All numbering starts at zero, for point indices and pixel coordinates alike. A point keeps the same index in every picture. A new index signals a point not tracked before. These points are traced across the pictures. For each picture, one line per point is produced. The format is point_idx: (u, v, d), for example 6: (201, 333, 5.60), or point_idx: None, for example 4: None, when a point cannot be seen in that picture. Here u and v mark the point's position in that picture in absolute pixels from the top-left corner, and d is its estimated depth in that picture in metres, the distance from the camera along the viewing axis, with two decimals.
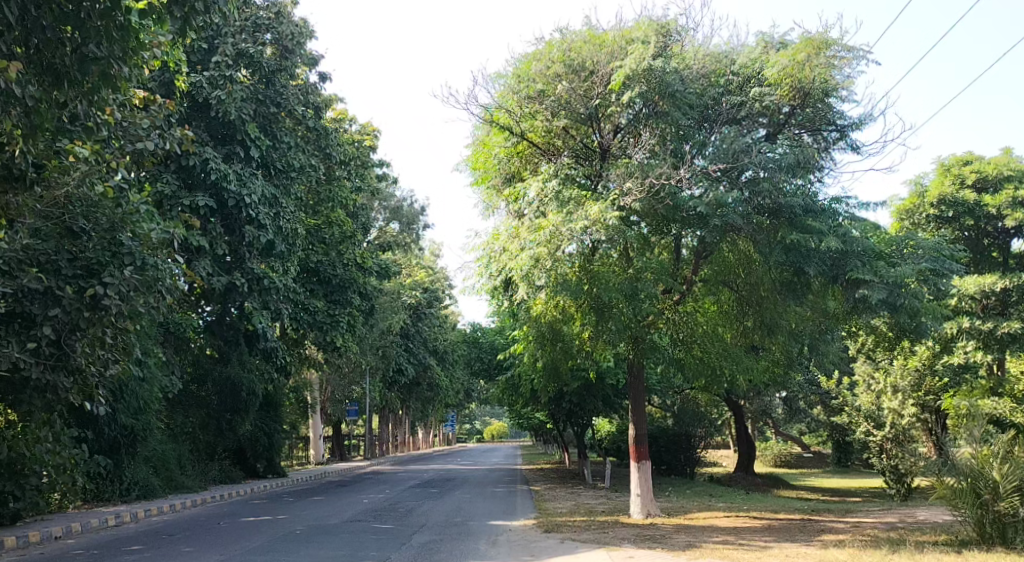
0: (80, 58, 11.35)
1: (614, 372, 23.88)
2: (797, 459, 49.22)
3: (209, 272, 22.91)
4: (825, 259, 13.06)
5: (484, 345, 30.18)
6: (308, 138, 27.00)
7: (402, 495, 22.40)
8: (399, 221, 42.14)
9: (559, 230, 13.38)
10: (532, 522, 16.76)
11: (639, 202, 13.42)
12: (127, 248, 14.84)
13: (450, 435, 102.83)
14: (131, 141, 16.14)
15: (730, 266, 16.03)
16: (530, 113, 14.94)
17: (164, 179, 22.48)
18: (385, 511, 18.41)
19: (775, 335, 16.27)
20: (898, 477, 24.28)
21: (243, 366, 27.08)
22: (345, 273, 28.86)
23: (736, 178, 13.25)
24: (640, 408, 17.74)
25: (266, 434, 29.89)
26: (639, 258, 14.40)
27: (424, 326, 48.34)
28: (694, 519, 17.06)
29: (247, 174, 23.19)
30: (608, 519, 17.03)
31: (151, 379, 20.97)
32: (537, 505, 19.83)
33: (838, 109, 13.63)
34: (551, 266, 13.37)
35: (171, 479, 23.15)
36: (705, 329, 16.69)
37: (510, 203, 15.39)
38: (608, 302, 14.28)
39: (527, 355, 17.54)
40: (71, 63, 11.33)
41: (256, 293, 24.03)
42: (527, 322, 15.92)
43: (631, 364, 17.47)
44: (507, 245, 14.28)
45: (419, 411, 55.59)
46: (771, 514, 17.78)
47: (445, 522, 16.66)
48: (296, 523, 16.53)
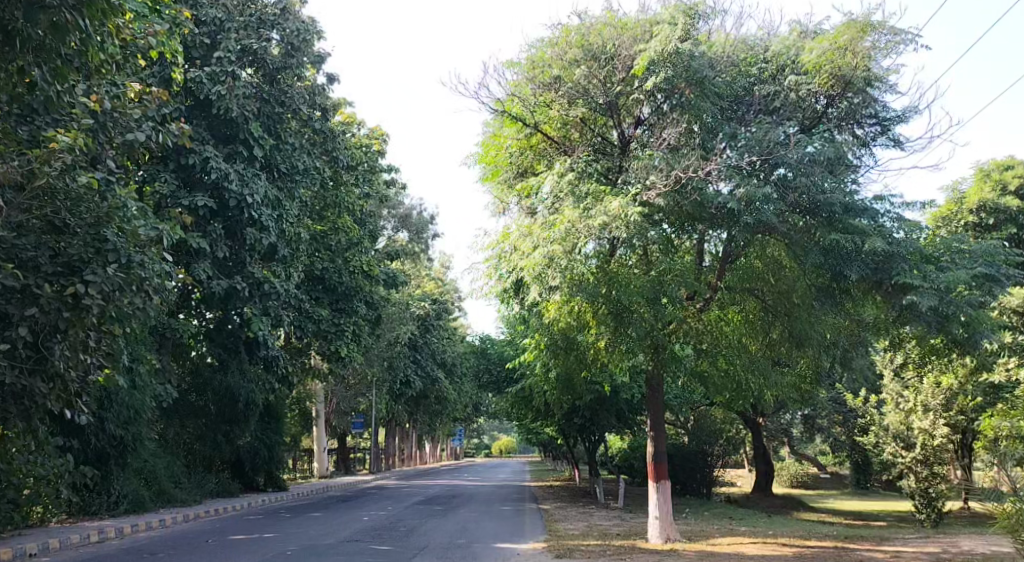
0: (27, 7, 10.16)
1: (629, 386, 22.70)
2: (814, 480, 47.96)
3: (208, 276, 21.92)
4: (867, 263, 11.99)
5: (493, 356, 29.02)
6: (315, 140, 26.05)
7: (405, 512, 21.29)
8: (408, 230, 41.17)
9: (576, 227, 12.39)
10: (542, 545, 15.60)
11: (664, 198, 12.37)
12: (111, 245, 13.70)
13: (458, 449, 101.82)
14: (120, 132, 14.96)
15: (758, 274, 15.06)
16: (544, 102, 13.96)
17: (161, 179, 21.36)
18: (385, 530, 17.27)
19: (805, 346, 15.28)
20: (927, 500, 22.88)
21: (243, 374, 25.81)
22: (351, 282, 27.84)
23: (768, 172, 12.26)
24: (659, 424, 16.60)
25: (266, 446, 28.81)
26: (661, 261, 13.33)
27: (433, 337, 47.28)
28: (716, 545, 15.91)
29: (249, 174, 21.98)
30: (625, 544, 15.87)
31: (144, 387, 20.02)
32: (547, 527, 18.68)
33: (883, 98, 12.51)
34: (566, 267, 12.43)
35: (165, 493, 22.01)
36: (730, 340, 15.52)
37: (522, 200, 14.39)
38: (627, 307, 13.21)
39: (538, 364, 16.45)
40: (17, 14, 10.17)
41: (256, 298, 23.07)
42: (539, 329, 14.83)
43: (650, 376, 16.39)
44: (518, 244, 13.24)
45: (427, 425, 54.52)
46: (799, 540, 16.62)
47: (447, 544, 15.54)
48: (290, 543, 15.42)
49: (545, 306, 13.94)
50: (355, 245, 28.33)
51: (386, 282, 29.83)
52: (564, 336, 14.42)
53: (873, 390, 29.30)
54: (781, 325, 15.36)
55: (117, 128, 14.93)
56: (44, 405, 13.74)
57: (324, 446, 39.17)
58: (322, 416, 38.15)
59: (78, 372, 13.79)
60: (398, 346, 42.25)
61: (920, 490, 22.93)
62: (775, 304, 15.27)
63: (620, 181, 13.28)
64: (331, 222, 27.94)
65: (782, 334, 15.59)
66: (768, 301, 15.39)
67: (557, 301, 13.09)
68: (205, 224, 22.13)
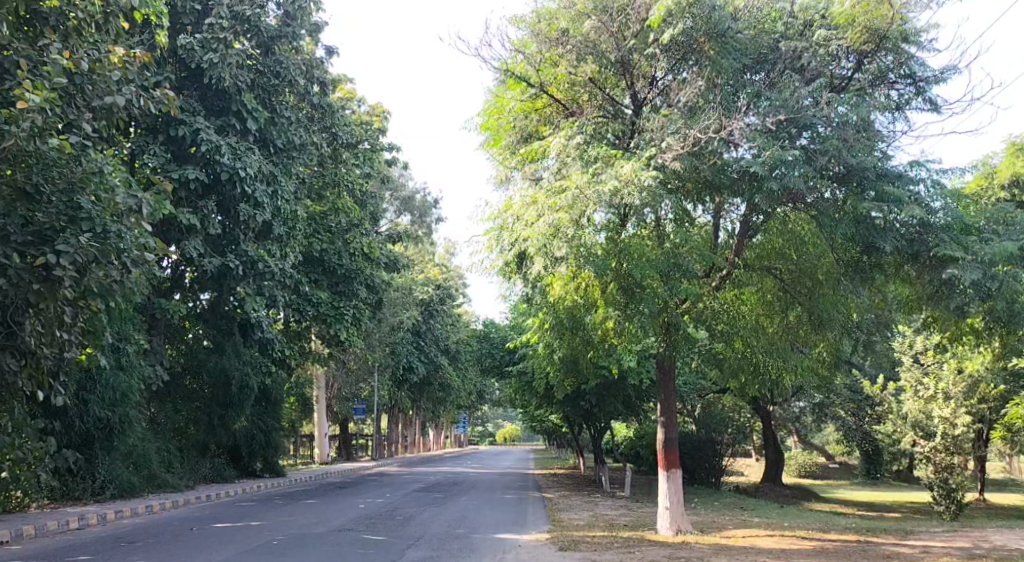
0: None
1: (637, 372, 21.70)
2: (822, 470, 47.17)
3: (199, 253, 20.98)
4: (900, 234, 11.27)
5: (496, 340, 28.09)
6: (313, 116, 25.17)
7: (405, 500, 20.43)
8: (411, 213, 40.21)
9: (584, 193, 11.47)
10: (547, 537, 14.63)
11: (681, 161, 11.38)
12: (86, 212, 12.81)
13: (462, 436, 101.15)
14: (99, 94, 13.59)
15: (780, 250, 14.14)
16: (550, 60, 13.02)
17: (150, 151, 20.18)
18: (380, 519, 16.33)
19: (827, 328, 14.38)
20: (947, 492, 22.17)
21: (240, 358, 24.54)
22: (351, 264, 26.91)
23: (796, 136, 11.35)
24: (670, 410, 15.67)
25: (262, 431, 27.93)
26: (678, 232, 12.38)
27: (436, 323, 46.39)
28: (730, 538, 15.00)
29: (242, 148, 20.88)
30: (633, 535, 14.93)
31: (131, 367, 19.08)
32: (551, 516, 17.78)
33: (917, 56, 11.67)
34: (574, 236, 11.49)
35: (156, 477, 21.11)
36: (748, 321, 14.59)
37: (525, 168, 13.46)
38: (638, 282, 12.28)
39: (542, 345, 15.53)
40: None
41: (250, 277, 21.99)
42: (544, 308, 13.84)
43: (660, 359, 15.48)
44: (521, 212, 12.30)
45: (430, 412, 53.68)
46: (818, 533, 15.69)
47: (445, 535, 14.58)
48: (278, 532, 14.50)
49: (550, 282, 13.01)
50: (355, 226, 27.40)
51: (387, 264, 28.91)
52: (570, 315, 13.50)
53: (889, 378, 28.36)
54: (802, 304, 14.44)
55: (95, 91, 13.59)
56: (14, 384, 12.79)
57: (324, 432, 38.33)
58: (322, 401, 37.31)
59: (51, 349, 12.77)
60: (400, 331, 41.37)
61: (940, 481, 22.30)
62: (796, 282, 14.35)
63: (632, 145, 12.37)
64: (331, 202, 27.00)
65: (802, 313, 14.69)
66: (788, 279, 14.49)
67: (563, 275, 12.14)
68: (196, 199, 21.13)
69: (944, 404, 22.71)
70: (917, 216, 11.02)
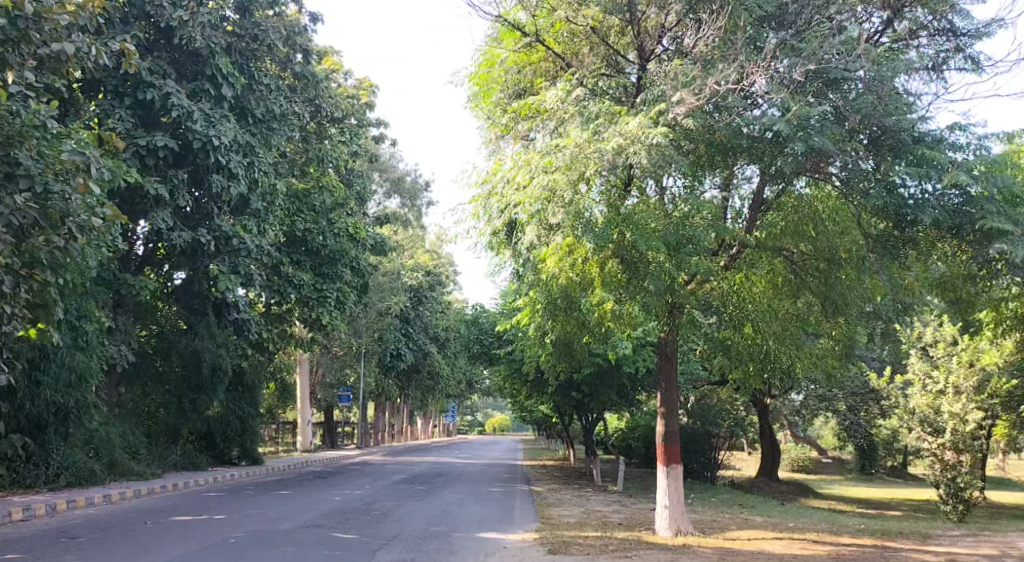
0: None
1: (633, 361, 20.46)
2: (814, 465, 46.20)
3: (168, 226, 19.33)
4: (942, 204, 10.21)
5: (485, 326, 26.63)
6: (295, 87, 23.75)
7: (384, 492, 19.15)
8: (401, 196, 38.58)
9: (585, 152, 10.33)
10: (534, 538, 13.31)
11: (693, 117, 10.25)
12: (25, 168, 11.06)
13: (450, 425, 99.56)
14: (45, 40, 11.67)
15: (795, 225, 13.08)
16: (547, 6, 11.91)
17: (116, 115, 18.52)
18: (353, 515, 15.00)
19: (843, 313, 13.46)
20: (954, 491, 21.52)
21: (215, 339, 22.76)
22: (336, 244, 25.31)
23: (828, 91, 10.45)
24: (672, 401, 14.36)
25: (239, 418, 26.17)
26: (688, 201, 11.08)
27: (425, 310, 44.79)
28: (735, 540, 13.78)
29: (216, 116, 19.40)
30: (630, 537, 13.67)
31: (89, 347, 17.66)
32: (539, 512, 16.52)
33: (959, 6, 10.66)
34: (573, 202, 10.35)
35: (120, 465, 19.75)
36: (761, 304, 13.34)
37: (517, 128, 12.35)
38: (643, 254, 11.06)
39: (533, 327, 14.14)
40: None
41: (224, 254, 20.70)
42: (536, 286, 12.57)
43: (661, 342, 14.22)
44: (513, 173, 11.15)
45: (419, 401, 52.21)
46: (830, 536, 14.53)
47: (423, 533, 13.28)
48: (238, 529, 13.16)
49: (544, 258, 11.77)
50: (340, 205, 25.95)
51: (374, 246, 27.50)
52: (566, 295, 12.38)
53: (895, 371, 27.25)
54: (817, 288, 13.48)
55: (41, 35, 11.62)
56: None
57: (307, 419, 36.87)
58: (305, 388, 35.83)
59: None
60: (388, 318, 39.90)
61: (947, 481, 21.69)
62: (812, 262, 13.39)
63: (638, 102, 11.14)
64: (314, 179, 25.54)
65: (814, 300, 13.71)
66: (801, 259, 13.53)
67: (561, 245, 10.96)
68: (165, 169, 19.57)
69: (954, 399, 21.75)
70: (962, 184, 9.90)
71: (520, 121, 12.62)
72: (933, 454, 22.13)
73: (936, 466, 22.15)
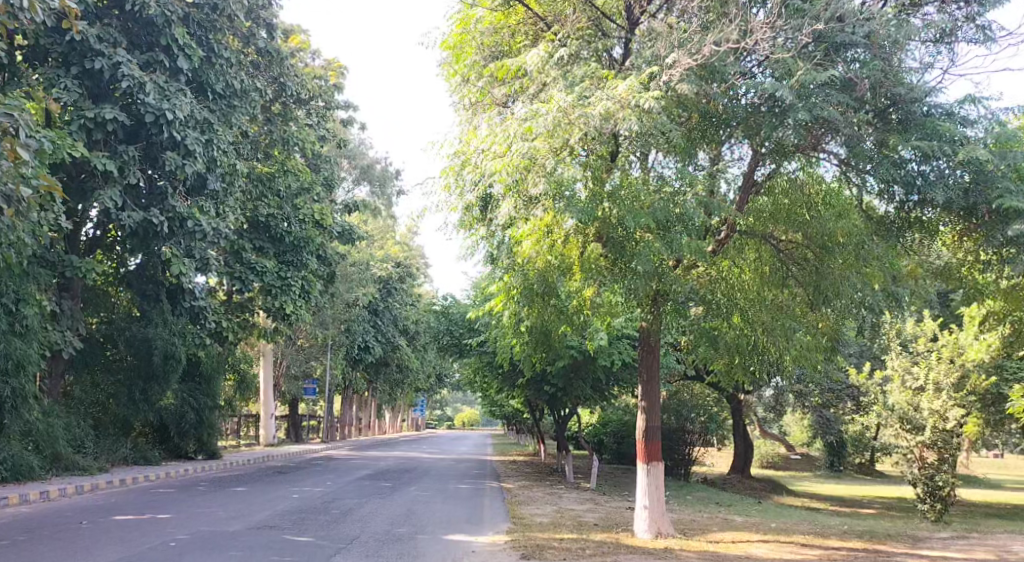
0: None
1: (608, 354, 19.58)
2: (784, 462, 45.73)
3: (116, 206, 18.07)
4: (953, 184, 9.60)
5: (455, 316, 25.03)
6: (259, 65, 22.66)
7: (346, 490, 18.12)
8: (371, 184, 37.33)
9: (570, 115, 9.84)
10: (505, 540, 12.37)
11: (687, 82, 9.80)
12: None
13: (418, 419, 98.46)
14: None
15: (787, 211, 12.57)
16: None
17: (62, 85, 17.36)
18: (310, 514, 13.97)
19: (832, 303, 12.64)
20: (932, 490, 21.07)
21: (169, 327, 21.71)
22: (301, 231, 23.95)
23: (835, 56, 9.90)
24: (654, 394, 13.50)
25: (194, 410, 24.96)
26: (683, 173, 10.41)
27: (395, 302, 43.24)
28: (719, 544, 12.91)
29: (171, 88, 18.20)
30: (608, 539, 12.77)
31: (28, 332, 16.65)
32: (511, 512, 15.60)
33: None
34: (552, 171, 9.99)
35: (63, 459, 18.62)
36: (752, 291, 12.55)
37: (495, 93, 11.96)
38: (629, 232, 10.30)
39: (508, 315, 13.22)
40: None
41: (178, 236, 19.40)
42: (511, 270, 11.91)
43: (643, 330, 13.42)
44: (488, 142, 10.56)
45: (387, 394, 51.08)
46: (818, 539, 13.75)
47: (384, 536, 12.31)
48: (182, 530, 12.10)
49: (521, 238, 11.34)
50: (306, 190, 24.68)
51: (341, 234, 26.30)
52: (542, 277, 11.53)
53: (874, 368, 26.54)
54: (805, 278, 12.77)
55: None
56: None
57: (270, 411, 35.66)
58: (268, 379, 34.61)
59: None
60: (355, 309, 38.70)
61: (925, 479, 21.14)
62: (801, 249, 12.71)
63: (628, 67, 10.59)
64: (278, 162, 24.31)
65: (799, 291, 12.99)
66: (787, 247, 12.88)
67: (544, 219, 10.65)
68: (115, 144, 18.40)
69: (934, 396, 21.11)
70: (975, 162, 9.42)
71: (496, 85, 12.02)
72: (911, 452, 21.50)
73: (916, 462, 21.55)
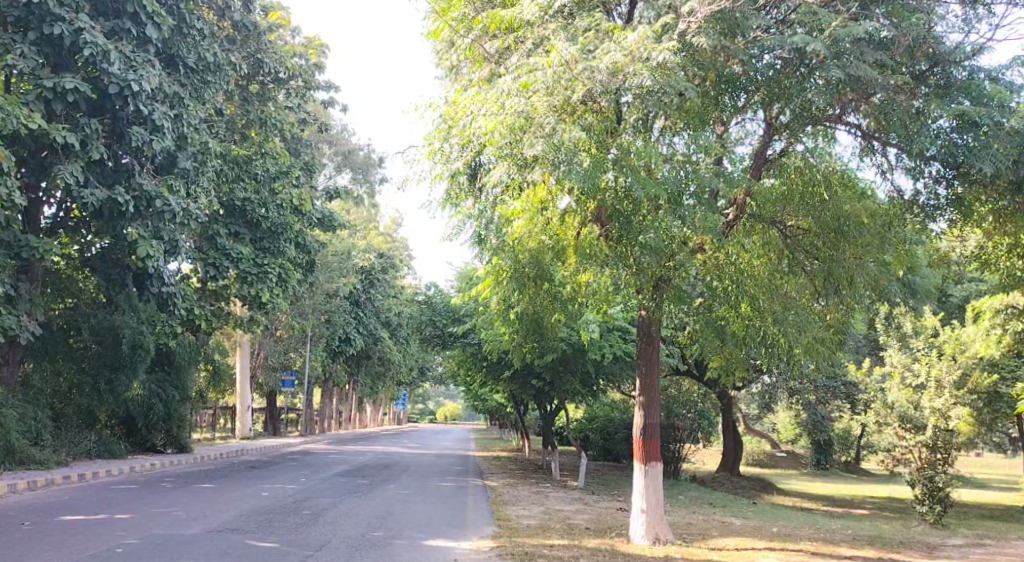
0: None
1: (599, 347, 18.53)
2: (771, 460, 44.80)
3: (76, 182, 16.67)
4: (998, 151, 9.36)
5: (438, 306, 23.77)
6: (234, 40, 21.28)
7: (320, 487, 16.98)
8: (352, 170, 36.04)
9: (578, 70, 9.59)
10: (491, 547, 11.29)
11: (707, 37, 9.74)
12: None
13: (401, 413, 97.26)
14: None
15: (802, 192, 11.48)
16: None
17: (19, 51, 15.85)
18: (277, 516, 12.87)
19: (844, 293, 11.66)
20: (931, 491, 19.15)
21: (137, 314, 20.53)
22: (279, 218, 22.66)
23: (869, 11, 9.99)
24: (652, 388, 12.49)
25: (163, 401, 23.72)
26: (700, 134, 9.83)
27: (377, 293, 41.93)
28: (722, 552, 11.89)
29: (138, 58, 16.79)
30: (603, 546, 11.74)
31: None
32: (496, 514, 14.55)
33: None
34: (551, 131, 9.56)
35: (18, 452, 17.51)
36: (760, 274, 11.63)
37: (485, 47, 11.14)
38: (637, 205, 9.87)
39: (495, 300, 12.25)
40: None
41: (146, 217, 17.94)
42: (499, 252, 11.26)
43: (640, 313, 12.48)
44: (478, 102, 10.13)
45: (368, 388, 49.79)
46: (827, 547, 12.75)
47: (359, 540, 11.24)
48: (134, 533, 10.98)
49: (512, 217, 10.75)
50: (284, 174, 22.90)
51: (320, 222, 25.03)
52: (535, 259, 11.00)
53: (872, 365, 25.60)
54: (813, 266, 11.81)
55: None
56: None
57: (246, 404, 34.48)
58: (244, 370, 33.29)
59: None
60: (336, 299, 37.35)
61: (924, 480, 19.23)
62: (812, 235, 11.68)
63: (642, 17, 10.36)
64: (255, 145, 22.42)
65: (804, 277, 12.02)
66: (795, 233, 11.94)
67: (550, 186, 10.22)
68: (76, 117, 17.00)
69: (936, 394, 19.48)
70: (996, 125, 9.42)
71: (485, 40, 11.20)
72: (911, 451, 19.59)
73: (908, 461, 19.68)
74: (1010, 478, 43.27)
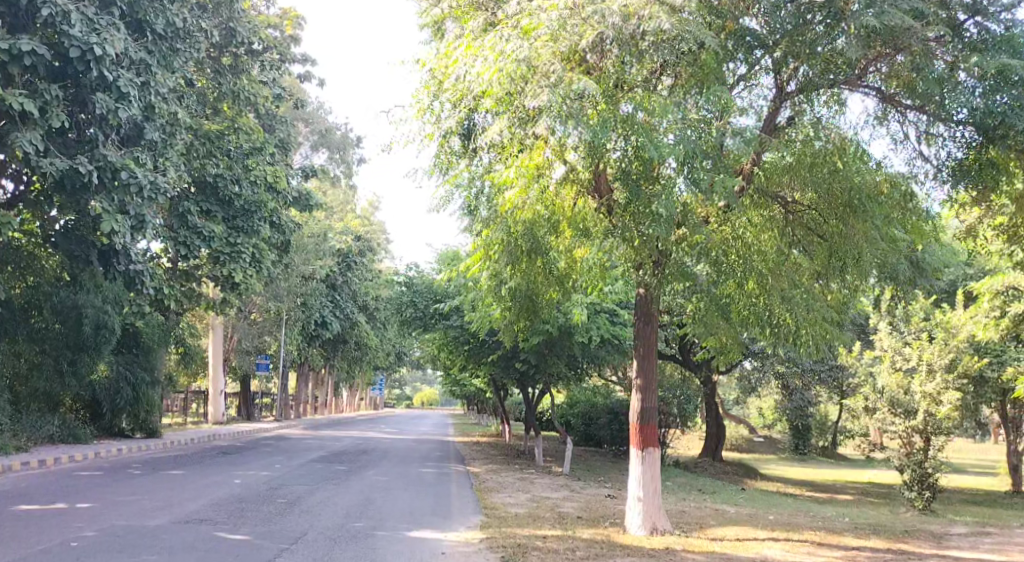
0: None
1: (586, 329, 17.81)
2: (749, 445, 44.38)
3: (36, 153, 15.41)
4: None
5: (420, 286, 22.93)
6: (206, 8, 20.21)
7: (295, 474, 16.15)
8: (329, 149, 35.00)
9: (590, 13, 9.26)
10: (480, 538, 10.54)
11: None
12: None
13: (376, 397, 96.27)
14: None
15: (807, 163, 10.62)
16: None
17: None
18: (250, 504, 12.07)
19: (854, 275, 10.96)
20: (921, 478, 18.79)
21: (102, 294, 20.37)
22: (254, 195, 21.52)
23: None
24: (649, 371, 11.74)
25: (131, 385, 22.76)
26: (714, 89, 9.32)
27: (353, 277, 40.73)
28: (724, 542, 11.22)
29: (102, 20, 15.56)
30: (598, 536, 11.04)
31: None
32: (482, 501, 13.81)
33: None
34: (557, 79, 9.11)
35: None
36: (767, 248, 10.90)
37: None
38: (645, 167, 9.32)
39: (484, 274, 11.63)
40: None
41: (110, 190, 16.66)
42: (492, 223, 10.62)
43: (638, 289, 11.76)
44: (476, 52, 9.61)
45: (344, 372, 48.80)
46: (831, 537, 12.10)
47: (338, 531, 10.47)
48: (92, 524, 10.11)
49: (506, 185, 9.97)
50: (257, 150, 21.89)
51: (296, 200, 24.08)
52: (530, 231, 10.36)
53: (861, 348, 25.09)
54: (821, 245, 11.14)
55: None
56: None
57: (219, 389, 33.47)
58: (217, 353, 32.24)
59: None
60: (312, 282, 36.36)
61: (913, 465, 18.85)
62: (820, 208, 11.01)
63: None
64: (227, 118, 21.65)
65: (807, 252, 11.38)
66: (797, 208, 11.29)
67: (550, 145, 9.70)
68: (34, 83, 15.65)
69: (927, 377, 18.75)
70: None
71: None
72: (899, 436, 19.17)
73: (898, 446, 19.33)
74: (987, 464, 43.14)
